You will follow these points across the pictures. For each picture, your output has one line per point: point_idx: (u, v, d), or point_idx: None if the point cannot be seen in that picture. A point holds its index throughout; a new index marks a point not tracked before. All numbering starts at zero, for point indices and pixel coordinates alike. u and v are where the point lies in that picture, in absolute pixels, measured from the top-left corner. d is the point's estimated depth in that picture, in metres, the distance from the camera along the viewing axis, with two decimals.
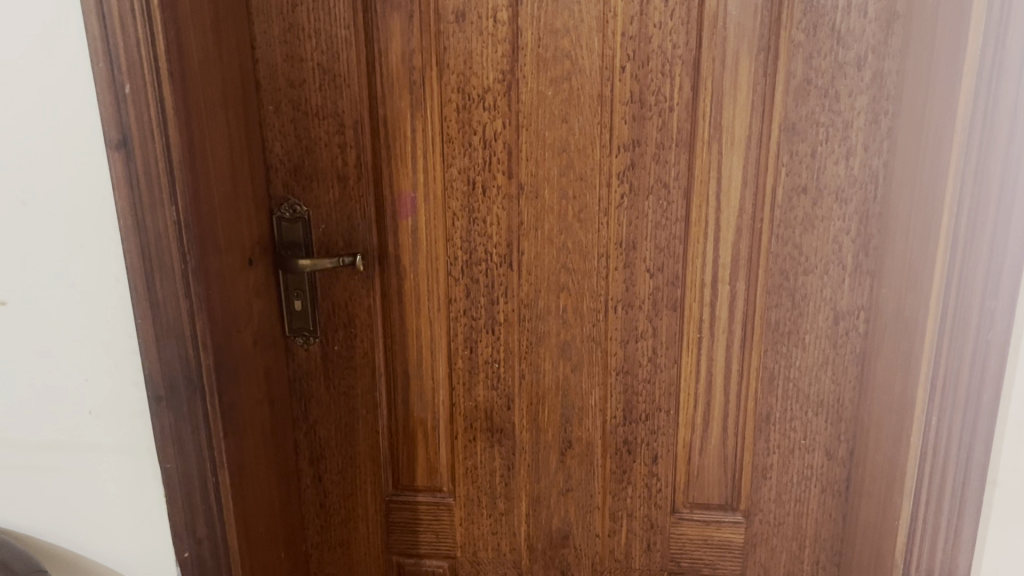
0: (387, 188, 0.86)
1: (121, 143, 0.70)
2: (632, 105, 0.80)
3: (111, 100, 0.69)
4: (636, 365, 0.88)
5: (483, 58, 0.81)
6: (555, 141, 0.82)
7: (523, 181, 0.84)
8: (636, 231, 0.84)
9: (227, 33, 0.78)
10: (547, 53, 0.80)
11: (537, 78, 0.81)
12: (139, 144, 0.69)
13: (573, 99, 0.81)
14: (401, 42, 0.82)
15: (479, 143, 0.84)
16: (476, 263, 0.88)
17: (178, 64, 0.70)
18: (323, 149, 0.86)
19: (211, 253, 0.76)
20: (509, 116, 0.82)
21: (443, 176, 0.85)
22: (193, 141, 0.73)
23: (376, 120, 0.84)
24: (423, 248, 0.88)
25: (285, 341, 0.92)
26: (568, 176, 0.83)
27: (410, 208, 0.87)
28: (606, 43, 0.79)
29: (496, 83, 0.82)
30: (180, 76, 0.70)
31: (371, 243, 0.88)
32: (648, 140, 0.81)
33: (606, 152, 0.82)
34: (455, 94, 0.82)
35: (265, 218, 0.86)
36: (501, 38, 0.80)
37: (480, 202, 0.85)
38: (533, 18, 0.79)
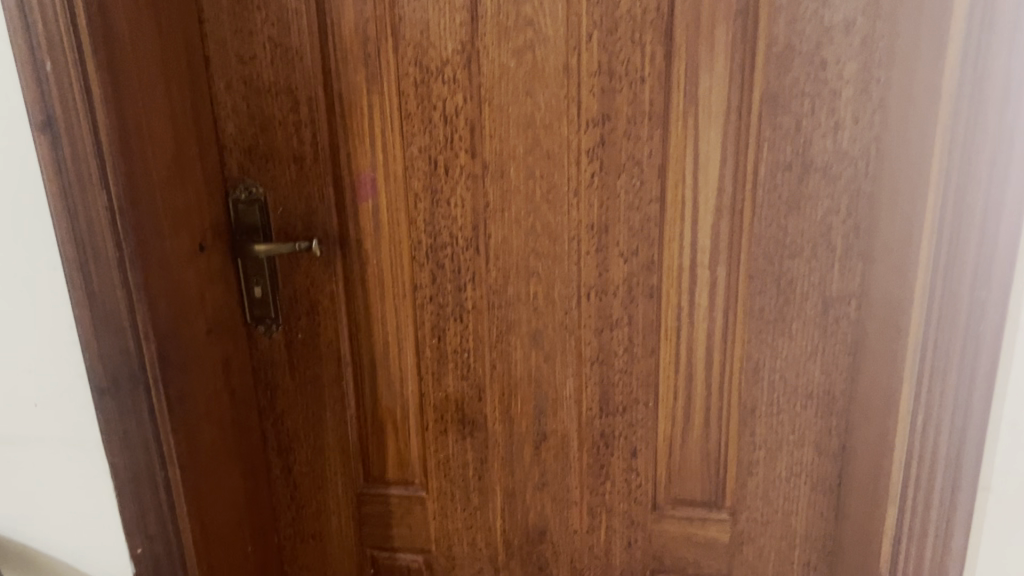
0: (345, 168, 0.82)
1: (46, 123, 0.66)
2: (601, 76, 0.74)
3: (32, 78, 0.65)
4: (612, 355, 0.83)
5: (440, 28, 0.75)
6: (520, 117, 0.77)
7: (487, 159, 0.79)
8: (609, 212, 0.78)
9: (167, 6, 0.74)
10: (508, 21, 0.74)
11: (498, 49, 0.75)
12: (64, 124, 0.65)
13: (537, 70, 0.75)
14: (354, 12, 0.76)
15: (440, 119, 0.78)
16: (441, 248, 0.83)
17: (104, 38, 0.66)
18: (278, 128, 0.81)
19: (151, 239, 0.72)
20: (470, 91, 0.77)
21: (404, 156, 0.80)
22: (126, 120, 0.68)
23: (332, 96, 0.79)
24: (386, 232, 0.83)
25: (246, 330, 0.88)
26: (534, 153, 0.78)
27: (371, 190, 0.82)
28: (571, 9, 0.73)
29: (455, 55, 0.76)
30: (107, 51, 0.66)
31: (331, 226, 0.84)
32: (618, 114, 0.75)
33: (574, 128, 0.76)
34: (412, 67, 0.77)
35: (219, 202, 0.82)
36: (458, 6, 0.75)
37: (443, 183, 0.81)
38: None
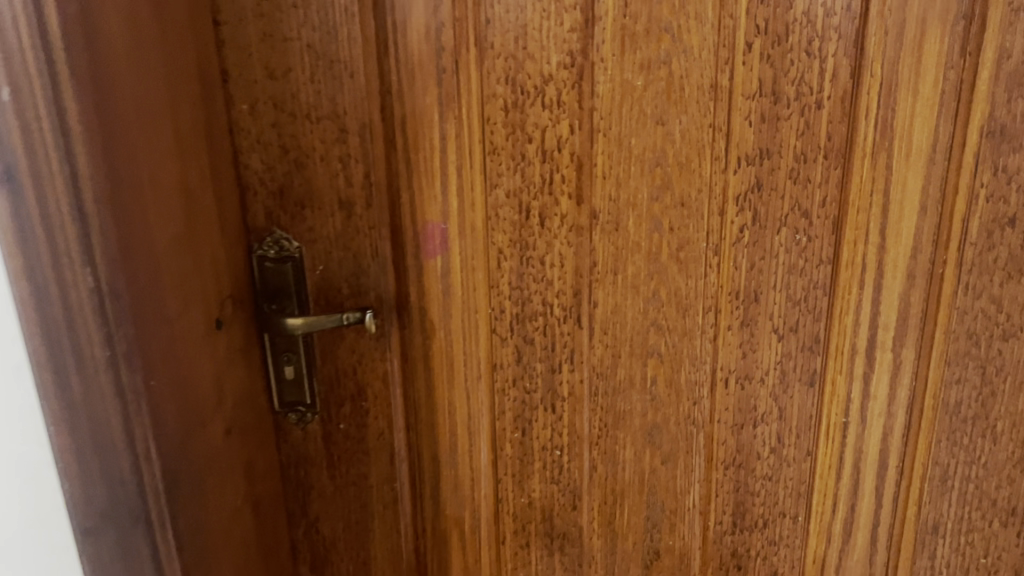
0: (407, 217, 0.62)
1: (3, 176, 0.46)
2: (761, 100, 0.55)
3: None
4: (752, 458, 0.64)
5: (541, 35, 0.56)
6: (645, 152, 0.58)
7: (598, 207, 0.60)
8: (761, 278, 0.59)
9: (174, 3, 0.54)
10: (635, 26, 0.55)
11: (620, 62, 0.56)
12: (30, 177, 0.46)
13: (672, 91, 0.56)
14: (424, 12, 0.57)
15: (536, 155, 0.59)
16: (529, 318, 0.64)
17: (89, 55, 0.46)
18: (318, 164, 0.61)
19: (154, 326, 0.53)
20: (579, 118, 0.58)
21: (487, 202, 0.61)
22: (119, 169, 0.49)
23: (392, 123, 0.60)
24: (458, 299, 0.64)
25: (273, 420, 0.68)
26: (663, 200, 0.59)
27: (440, 244, 0.63)
28: (724, 9, 0.53)
29: (561, 70, 0.57)
30: (93, 74, 0.46)
31: (386, 291, 0.64)
32: (783, 150, 0.56)
33: (720, 168, 0.57)
34: (502, 86, 0.58)
35: (241, 260, 0.62)
36: (568, 5, 0.55)
37: (537, 236, 0.61)
38: None
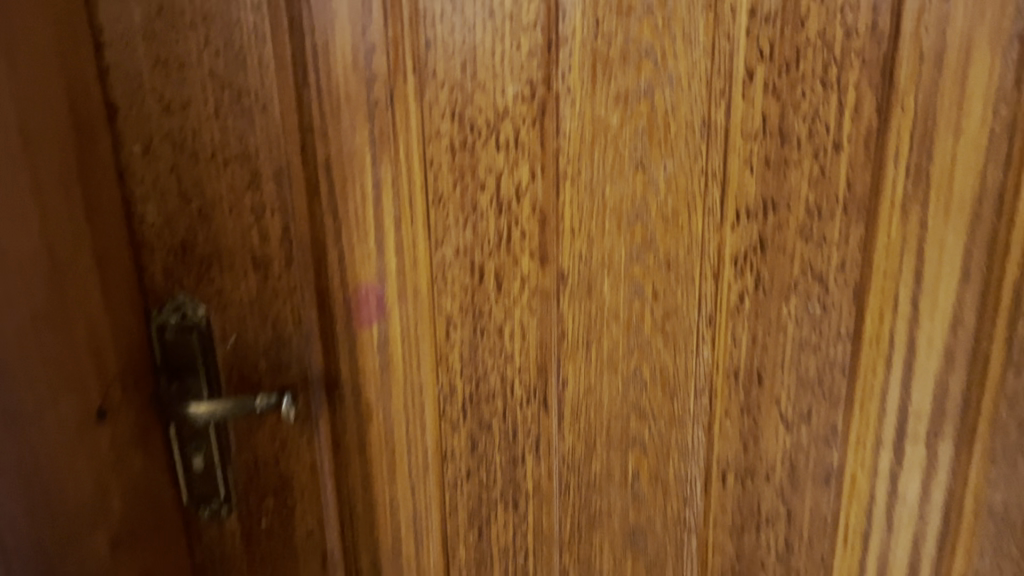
0: (336, 279, 0.51)
1: None
2: (764, 140, 0.45)
3: None
4: (756, 569, 0.54)
5: (493, 59, 0.45)
6: (623, 203, 0.47)
7: (566, 269, 0.49)
8: (767, 355, 0.49)
9: (37, 24, 0.43)
10: (609, 49, 0.44)
11: (590, 94, 0.45)
12: None
13: (654, 129, 0.45)
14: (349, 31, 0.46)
15: (490, 206, 0.49)
16: (486, 400, 0.53)
17: None
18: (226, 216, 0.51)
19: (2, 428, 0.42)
20: (541, 161, 0.47)
21: (432, 262, 0.50)
22: None
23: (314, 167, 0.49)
24: (398, 376, 0.53)
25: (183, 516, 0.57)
26: (644, 260, 0.48)
27: (376, 311, 0.51)
28: (719, 29, 0.43)
29: (520, 105, 0.46)
30: None
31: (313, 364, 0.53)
32: (794, 203, 0.45)
33: (714, 224, 0.47)
34: (447, 123, 0.47)
35: (135, 331, 0.52)
36: (525, 24, 0.45)
37: (492, 303, 0.50)
38: None
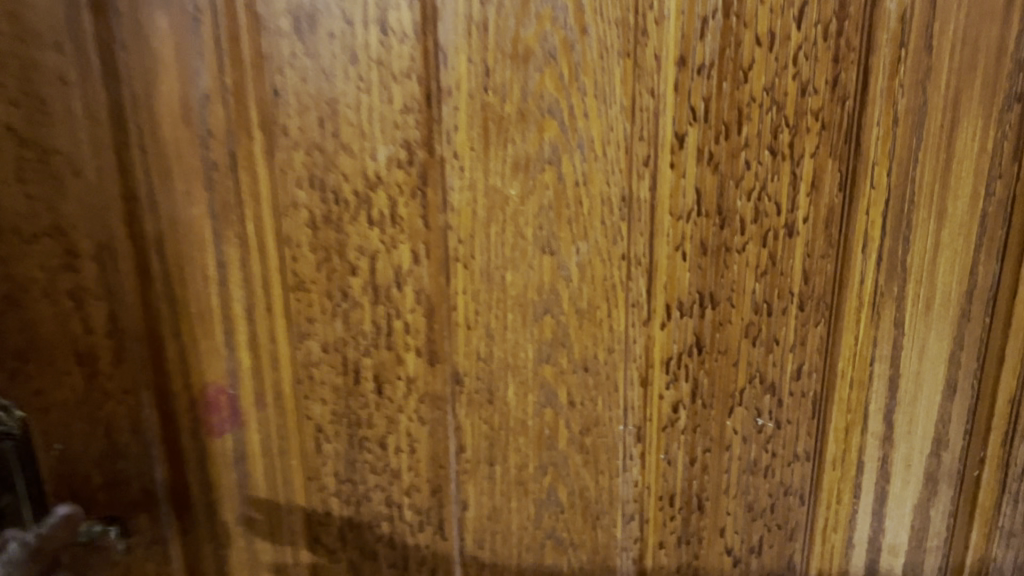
0: (181, 379, 0.41)
1: None
2: (699, 221, 0.35)
3: None
4: None
5: (359, 115, 0.36)
6: (528, 293, 0.38)
7: (463, 370, 0.39)
8: (708, 479, 0.39)
9: None
10: (503, 105, 0.35)
11: (482, 159, 0.36)
12: None
13: (564, 204, 0.36)
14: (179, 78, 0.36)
15: (364, 294, 0.39)
16: (370, 524, 0.43)
17: None
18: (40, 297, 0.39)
19: None
20: (425, 239, 0.37)
21: (296, 360, 0.40)
22: None
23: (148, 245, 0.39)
24: (262, 493, 0.43)
25: None
26: (557, 362, 0.38)
27: (229, 417, 0.42)
28: (638, 82, 0.34)
29: (395, 172, 0.37)
30: None
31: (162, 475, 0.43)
32: (740, 296, 0.36)
33: (640, 319, 0.37)
34: (306, 194, 0.37)
35: None
36: (396, 72, 0.35)
37: (371, 411, 0.41)
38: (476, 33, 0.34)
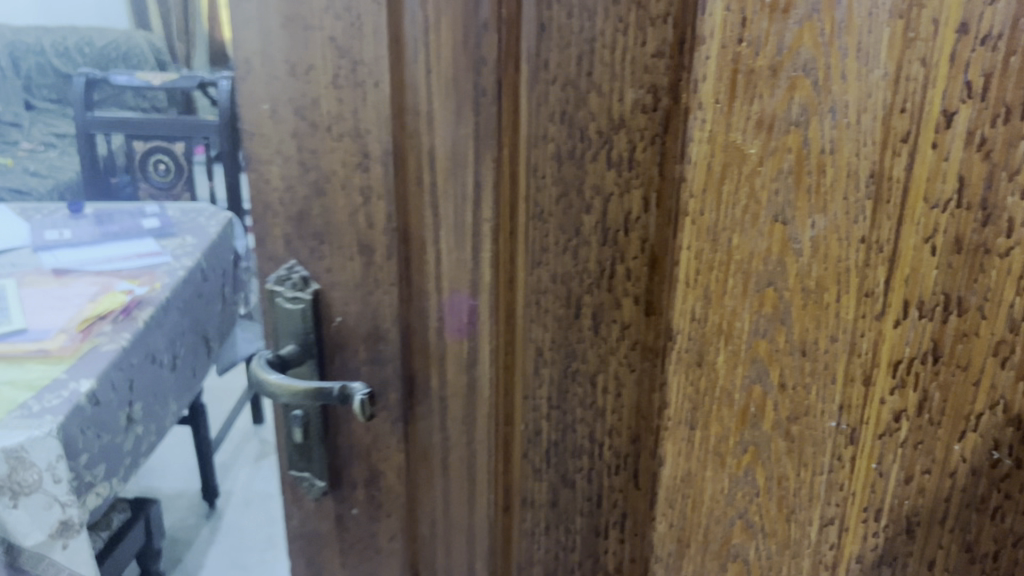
0: (428, 277, 0.47)
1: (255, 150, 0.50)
2: (957, 213, 0.31)
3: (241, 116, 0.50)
4: None
5: (613, 56, 0.37)
6: (753, 261, 0.36)
7: (679, 327, 0.39)
8: (922, 504, 0.35)
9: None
10: (754, 58, 0.34)
11: (725, 113, 0.35)
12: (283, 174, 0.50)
13: (805, 171, 0.34)
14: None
15: (596, 232, 0.40)
16: (573, 454, 0.45)
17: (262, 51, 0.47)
18: (384, 184, 0.46)
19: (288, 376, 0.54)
20: (659, 188, 0.38)
21: (528, 284, 0.43)
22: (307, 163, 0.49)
23: (407, 141, 0.45)
24: (485, 401, 0.47)
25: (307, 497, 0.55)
26: (772, 338, 0.37)
27: (465, 324, 0.46)
28: (909, 49, 0.31)
29: (641, 116, 0.37)
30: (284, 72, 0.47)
31: (412, 364, 0.50)
32: (999, 309, 0.31)
33: (869, 312, 0.34)
34: (555, 127, 0.39)
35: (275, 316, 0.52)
36: (654, 15, 0.36)
37: (587, 346, 0.42)
38: None
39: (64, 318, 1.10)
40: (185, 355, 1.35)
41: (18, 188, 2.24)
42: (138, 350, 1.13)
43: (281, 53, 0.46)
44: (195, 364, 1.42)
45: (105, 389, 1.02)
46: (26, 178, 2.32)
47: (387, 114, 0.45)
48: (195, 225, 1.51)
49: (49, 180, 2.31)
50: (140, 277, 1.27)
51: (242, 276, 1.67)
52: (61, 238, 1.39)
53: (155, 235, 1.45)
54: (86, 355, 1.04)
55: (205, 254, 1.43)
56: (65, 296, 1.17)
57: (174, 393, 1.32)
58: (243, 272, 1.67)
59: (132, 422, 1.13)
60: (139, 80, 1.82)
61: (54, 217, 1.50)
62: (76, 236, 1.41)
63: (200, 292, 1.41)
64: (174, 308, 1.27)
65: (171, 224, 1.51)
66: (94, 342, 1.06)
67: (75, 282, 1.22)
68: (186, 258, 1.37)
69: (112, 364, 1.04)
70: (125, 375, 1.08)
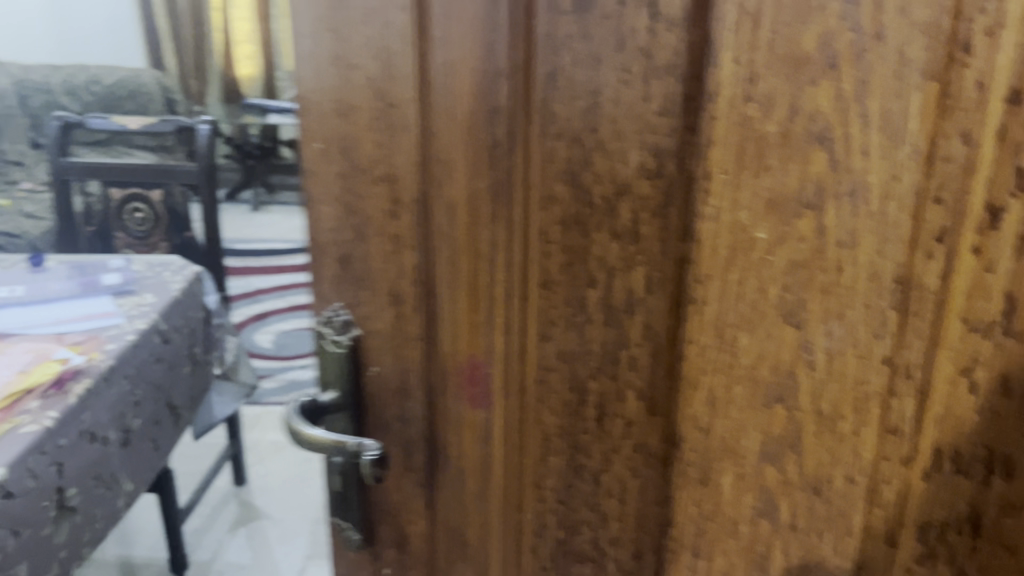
0: (445, 334, 0.42)
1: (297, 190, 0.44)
2: (1005, 343, 0.25)
3: None
4: None
5: (618, 111, 0.32)
6: (760, 368, 0.29)
7: (686, 433, 0.33)
8: None
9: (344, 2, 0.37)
10: (765, 122, 0.27)
11: (734, 185, 0.28)
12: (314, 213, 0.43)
13: (819, 266, 0.27)
14: (470, 32, 0.36)
15: (598, 310, 0.34)
16: (575, 557, 0.39)
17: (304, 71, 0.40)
18: (414, 232, 0.40)
19: None
20: (663, 269, 0.32)
21: None
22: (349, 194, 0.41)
23: (428, 189, 0.39)
24: (499, 476, 0.42)
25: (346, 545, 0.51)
26: (782, 467, 0.30)
27: (481, 394, 0.41)
28: (946, 120, 0.24)
29: (645, 182, 0.32)
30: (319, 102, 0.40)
31: (435, 428, 0.44)
32: None
33: (888, 453, 0.28)
34: (560, 184, 0.34)
35: (314, 350, 0.46)
36: (662, 65, 0.30)
37: (590, 440, 0.36)
38: (756, 28, 0.26)
39: None
40: (142, 426, 1.06)
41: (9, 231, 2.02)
42: (71, 433, 0.84)
43: (326, 95, 0.40)
44: (160, 438, 1.13)
45: (23, 481, 0.76)
46: (20, 219, 2.10)
47: (411, 154, 0.39)
48: (158, 280, 1.18)
49: (46, 223, 2.11)
50: (83, 342, 0.97)
51: (218, 334, 1.34)
52: (4, 296, 1.08)
53: (111, 293, 1.12)
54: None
55: (167, 314, 1.11)
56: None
57: (128, 470, 1.03)
58: (218, 330, 1.34)
59: (61, 516, 0.85)
60: (116, 124, 1.63)
61: (11, 271, 1.18)
62: (31, 292, 1.09)
63: (163, 356, 1.09)
64: (121, 375, 0.96)
65: (133, 278, 1.18)
66: (13, 424, 0.78)
67: (7, 349, 0.92)
68: (142, 320, 1.05)
69: (32, 449, 0.77)
70: (50, 463, 0.81)
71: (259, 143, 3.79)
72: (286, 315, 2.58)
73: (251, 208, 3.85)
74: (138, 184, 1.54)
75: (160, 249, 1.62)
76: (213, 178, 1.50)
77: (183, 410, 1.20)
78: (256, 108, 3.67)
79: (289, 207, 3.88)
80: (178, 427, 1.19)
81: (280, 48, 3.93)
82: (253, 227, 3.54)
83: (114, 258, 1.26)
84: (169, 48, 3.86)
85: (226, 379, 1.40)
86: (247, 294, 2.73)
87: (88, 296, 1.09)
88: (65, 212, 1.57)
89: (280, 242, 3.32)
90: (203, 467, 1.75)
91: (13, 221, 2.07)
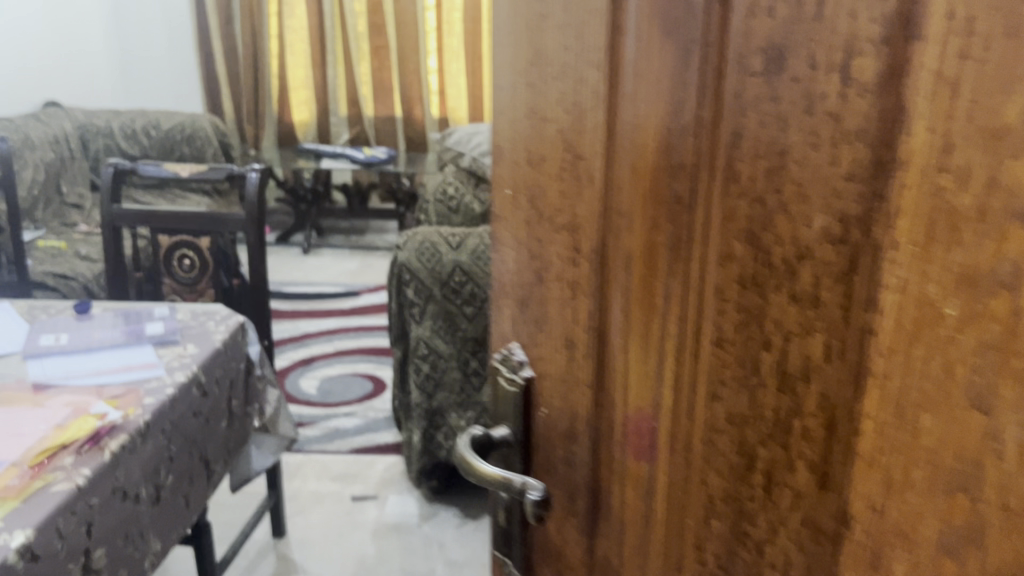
0: (618, 383, 0.43)
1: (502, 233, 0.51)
2: None
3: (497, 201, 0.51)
4: None
5: (803, 174, 0.31)
6: (943, 452, 0.28)
7: (857, 512, 0.31)
8: None
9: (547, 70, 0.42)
10: (961, 194, 0.26)
11: (925, 257, 0.27)
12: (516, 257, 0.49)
13: (1014, 347, 0.25)
14: (658, 90, 0.36)
15: (770, 376, 0.34)
16: None
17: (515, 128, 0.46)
18: (589, 282, 0.43)
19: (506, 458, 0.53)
20: (840, 337, 0.31)
21: (703, 418, 0.38)
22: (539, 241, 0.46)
23: (612, 241, 0.41)
24: (661, 532, 0.42)
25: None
26: (962, 561, 0.28)
27: (650, 447, 0.42)
28: None
29: (825, 247, 0.31)
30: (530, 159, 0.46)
31: (600, 476, 0.46)
32: None
33: None
34: (739, 243, 0.34)
35: (500, 390, 0.52)
36: (851, 129, 0.29)
37: (756, 507, 0.36)
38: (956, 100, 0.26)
39: (21, 450, 0.99)
40: (175, 480, 1.23)
41: (67, 273, 2.62)
42: (104, 490, 0.99)
43: (525, 148, 0.45)
44: (191, 493, 1.29)
45: (53, 539, 0.88)
46: (75, 261, 2.72)
47: (600, 205, 0.41)
48: (197, 334, 1.44)
49: (97, 266, 2.73)
50: (121, 397, 1.18)
51: (257, 386, 1.54)
52: (54, 346, 1.34)
53: (152, 342, 1.39)
54: (32, 497, 0.91)
55: (205, 366, 1.34)
56: (21, 426, 1.06)
57: (158, 531, 1.16)
58: (258, 381, 1.54)
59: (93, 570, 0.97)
60: (167, 172, 1.83)
61: (57, 319, 1.48)
62: (70, 342, 1.37)
63: (201, 410, 1.31)
64: (158, 429, 1.16)
65: (174, 328, 1.44)
66: (47, 479, 0.94)
67: (50, 404, 1.14)
68: (180, 372, 1.28)
69: (63, 507, 0.90)
70: (85, 519, 0.95)
71: (311, 187, 4.25)
72: (332, 360, 2.97)
73: (303, 249, 4.19)
74: (186, 229, 1.80)
75: (206, 295, 1.84)
76: (257, 223, 1.76)
77: (215, 465, 1.38)
78: (312, 153, 4.13)
79: (337, 249, 4.26)
80: (211, 482, 1.38)
81: (338, 97, 4.35)
82: (318, 271, 3.94)
83: (159, 307, 1.55)
84: (229, 90, 4.36)
85: (266, 433, 1.61)
86: (294, 338, 3.15)
87: (128, 348, 1.36)
88: (112, 252, 1.83)
89: (329, 285, 3.73)
90: (241, 517, 1.92)
91: (68, 263, 2.69)
